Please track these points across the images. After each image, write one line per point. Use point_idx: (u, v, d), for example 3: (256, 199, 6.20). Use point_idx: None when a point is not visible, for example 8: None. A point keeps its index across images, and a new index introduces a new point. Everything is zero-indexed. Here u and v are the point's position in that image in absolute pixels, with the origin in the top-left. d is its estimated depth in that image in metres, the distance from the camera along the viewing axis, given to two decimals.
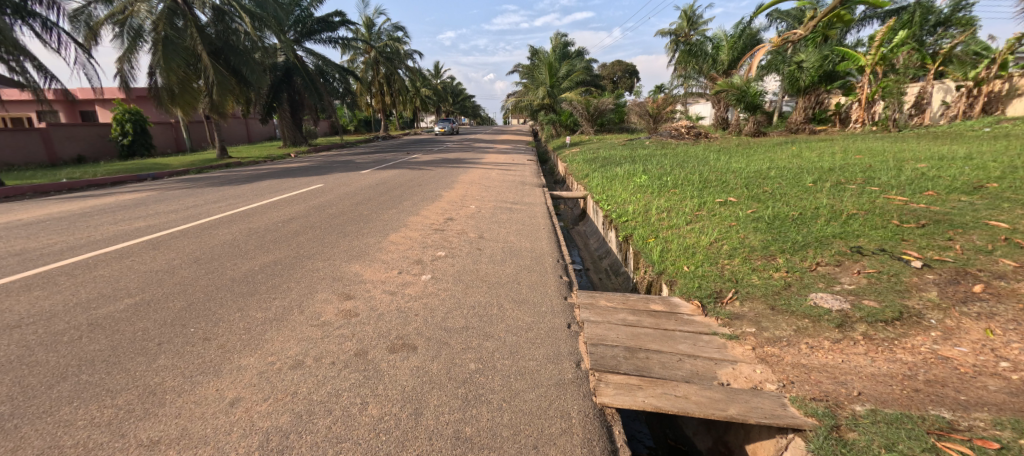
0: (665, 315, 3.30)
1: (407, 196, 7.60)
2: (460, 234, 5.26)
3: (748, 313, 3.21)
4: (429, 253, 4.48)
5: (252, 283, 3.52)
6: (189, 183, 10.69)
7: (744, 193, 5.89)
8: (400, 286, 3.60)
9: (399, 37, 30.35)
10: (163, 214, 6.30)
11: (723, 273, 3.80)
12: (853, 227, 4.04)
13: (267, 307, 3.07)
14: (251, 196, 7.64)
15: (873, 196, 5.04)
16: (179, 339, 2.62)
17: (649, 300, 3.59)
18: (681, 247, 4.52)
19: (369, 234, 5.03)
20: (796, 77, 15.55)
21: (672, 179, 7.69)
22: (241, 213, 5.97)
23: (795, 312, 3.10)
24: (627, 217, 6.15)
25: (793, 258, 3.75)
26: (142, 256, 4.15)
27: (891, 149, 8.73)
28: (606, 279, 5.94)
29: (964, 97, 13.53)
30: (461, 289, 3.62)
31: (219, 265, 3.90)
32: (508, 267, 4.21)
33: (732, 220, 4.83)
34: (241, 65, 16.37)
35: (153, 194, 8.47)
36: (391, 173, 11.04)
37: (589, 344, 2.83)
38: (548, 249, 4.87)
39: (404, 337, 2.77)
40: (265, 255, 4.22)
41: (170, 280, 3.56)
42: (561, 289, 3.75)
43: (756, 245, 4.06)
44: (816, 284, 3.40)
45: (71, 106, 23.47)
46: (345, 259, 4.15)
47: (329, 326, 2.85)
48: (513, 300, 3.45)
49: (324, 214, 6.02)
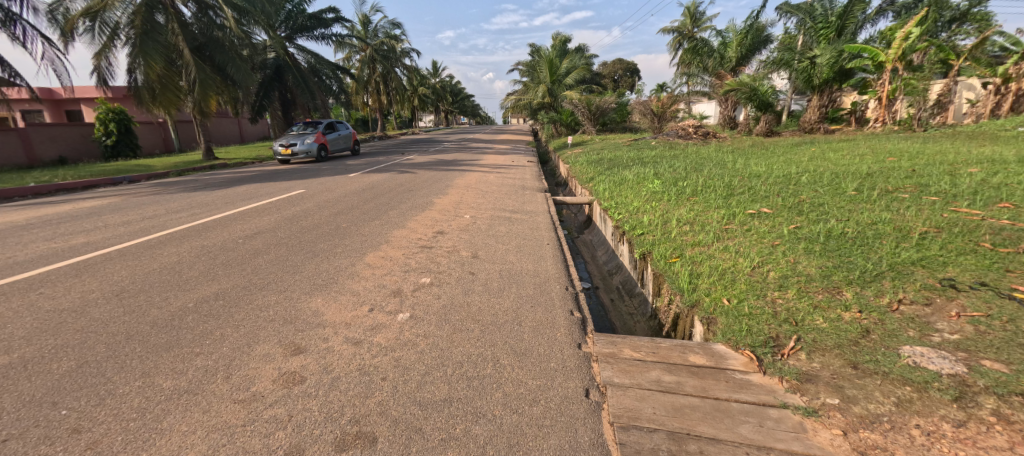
0: (712, 374, 2.52)
1: (395, 204, 6.82)
2: (451, 252, 4.49)
3: (823, 373, 2.45)
4: (412, 280, 3.71)
5: (182, 328, 2.75)
6: (162, 187, 9.88)
7: (779, 204, 5.11)
8: (369, 329, 2.83)
9: (396, 35, 29.58)
10: (112, 226, 5.50)
11: (777, 311, 3.04)
12: (935, 251, 3.26)
13: (183, 371, 2.29)
14: (220, 203, 6.81)
15: (938, 209, 4.26)
16: (39, 432, 1.86)
17: (686, 348, 2.82)
18: (714, 273, 3.76)
19: (344, 254, 4.27)
20: (809, 74, 14.69)
21: (690, 184, 6.88)
22: (200, 227, 5.18)
23: (888, 374, 2.35)
24: (644, 229, 5.36)
25: (865, 292, 2.99)
26: (55, 287, 3.38)
27: (928, 150, 8.00)
28: (619, 301, 5.11)
29: (992, 95, 12.79)
30: (446, 334, 2.83)
31: (145, 302, 3.11)
32: (506, 299, 3.43)
33: (774, 238, 4.07)
34: (228, 61, 15.52)
35: (115, 201, 7.65)
36: (381, 176, 10.24)
37: (617, 427, 2.07)
38: (554, 272, 4.09)
39: (360, 421, 2.00)
40: (207, 285, 3.42)
41: (71, 325, 2.77)
42: (575, 332, 2.97)
43: (812, 272, 3.32)
44: (906, 331, 2.64)
45: (55, 104, 22.54)
46: (306, 290, 3.38)
47: (259, 401, 2.09)
48: (515, 353, 2.66)
49: (294, 227, 5.21)
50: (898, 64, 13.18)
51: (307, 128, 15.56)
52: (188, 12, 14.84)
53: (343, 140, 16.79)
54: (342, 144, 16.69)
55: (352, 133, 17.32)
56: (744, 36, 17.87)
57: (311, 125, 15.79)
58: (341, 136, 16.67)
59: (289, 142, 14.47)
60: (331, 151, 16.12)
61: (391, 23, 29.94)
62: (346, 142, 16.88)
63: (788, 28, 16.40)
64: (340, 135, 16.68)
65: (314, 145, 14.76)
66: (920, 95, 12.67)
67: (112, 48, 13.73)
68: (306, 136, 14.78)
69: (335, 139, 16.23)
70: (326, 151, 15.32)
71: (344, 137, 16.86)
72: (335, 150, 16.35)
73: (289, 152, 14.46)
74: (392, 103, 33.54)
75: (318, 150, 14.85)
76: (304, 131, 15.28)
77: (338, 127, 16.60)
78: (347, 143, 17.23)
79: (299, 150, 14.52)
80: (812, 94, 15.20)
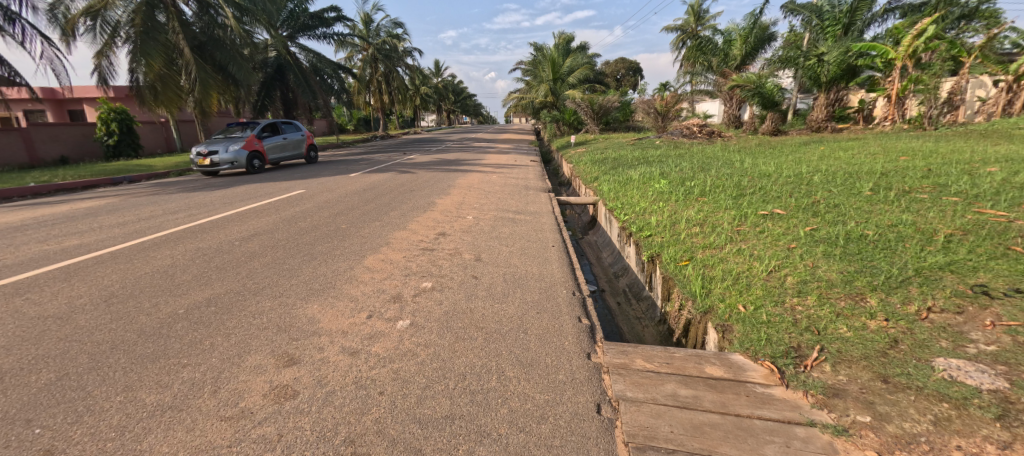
0: (731, 388, 2.36)
1: (396, 205, 6.69)
2: (453, 255, 4.35)
3: (850, 387, 2.29)
4: (412, 285, 3.56)
5: (170, 336, 2.61)
6: (162, 187, 9.77)
7: (793, 204, 4.95)
8: (367, 338, 2.68)
9: (399, 34, 29.46)
10: (106, 227, 5.36)
11: (798, 319, 2.89)
12: (963, 256, 3.10)
13: (168, 384, 2.15)
14: (218, 204, 6.68)
15: (960, 209, 4.11)
16: (9, 454, 1.73)
17: (702, 359, 2.66)
18: (728, 277, 3.61)
19: (343, 256, 4.14)
20: (817, 72, 14.38)
21: (698, 184, 6.71)
22: (197, 228, 5.05)
23: (922, 389, 2.19)
24: (652, 230, 5.20)
25: (891, 299, 2.84)
26: (42, 292, 3.24)
27: (940, 149, 7.83)
28: (626, 305, 4.94)
29: (1003, 93, 12.60)
30: (448, 343, 2.68)
31: (133, 309, 2.97)
32: (511, 305, 3.28)
33: (790, 240, 3.91)
34: (229, 60, 15.41)
35: (112, 202, 7.53)
36: (382, 176, 10.11)
37: (633, 448, 1.92)
38: (561, 276, 3.93)
39: (357, 441, 1.85)
40: (199, 290, 3.28)
41: (54, 334, 2.63)
42: (584, 341, 2.82)
43: (834, 277, 3.17)
44: (938, 342, 2.48)
45: (58, 104, 22.51)
46: (302, 295, 3.23)
47: (247, 418, 1.95)
48: (521, 364, 2.51)
49: (292, 229, 5.07)
50: (908, 62, 13.00)
51: (239, 129, 12.21)
52: (189, 11, 14.73)
53: (292, 146, 13.46)
54: (290, 152, 13.34)
55: (305, 138, 14.00)
56: (748, 33, 17.66)
57: (246, 126, 12.36)
58: (289, 141, 13.35)
59: (208, 149, 11.17)
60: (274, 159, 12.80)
61: (393, 22, 29.84)
62: (296, 148, 13.54)
63: (794, 26, 16.20)
64: (288, 140, 13.25)
65: (242, 153, 11.44)
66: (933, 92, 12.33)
67: (112, 47, 13.61)
68: (233, 142, 11.46)
69: (279, 144, 12.86)
70: (262, 159, 12.01)
71: (294, 142, 13.54)
72: (279, 158, 12.96)
73: (208, 162, 11.20)
74: (394, 103, 33.44)
75: (249, 159, 11.56)
76: (234, 135, 11.90)
77: (285, 130, 13.23)
78: (299, 149, 13.85)
79: (222, 160, 11.22)
80: (819, 92, 14.96)
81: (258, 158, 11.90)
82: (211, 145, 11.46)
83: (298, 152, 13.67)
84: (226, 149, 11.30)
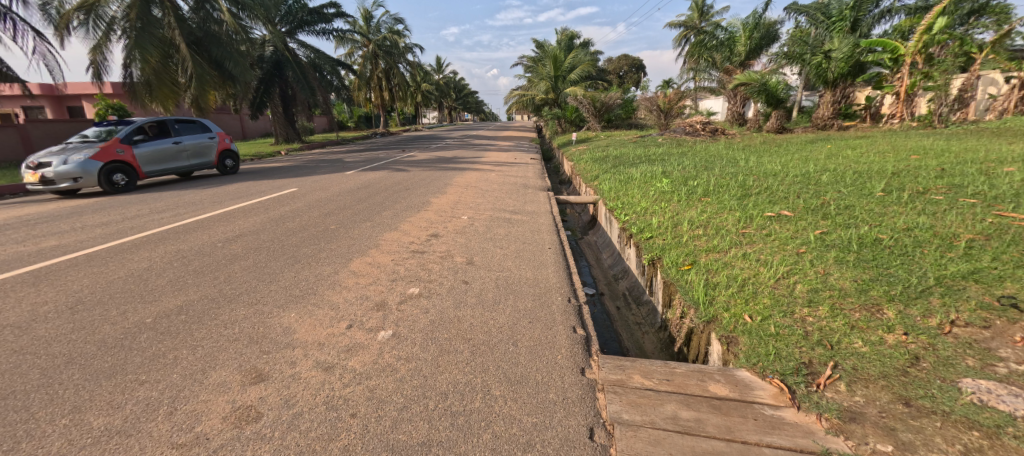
0: (737, 410, 2.17)
1: (390, 204, 6.50)
2: (444, 258, 4.16)
3: (870, 412, 2.09)
4: (399, 291, 3.37)
5: (132, 349, 2.41)
6: (155, 184, 9.65)
7: (801, 205, 4.73)
8: (344, 351, 2.49)
9: (399, 30, 29.23)
10: (88, 228, 5.17)
11: (809, 331, 2.69)
12: (990, 264, 2.91)
13: (121, 405, 1.97)
14: (206, 203, 6.50)
15: (978, 212, 3.90)
16: None
17: (705, 375, 2.46)
18: (733, 284, 3.41)
19: (329, 259, 3.96)
20: (823, 69, 14.20)
21: (701, 184, 6.49)
22: (182, 228, 4.88)
23: (949, 415, 2.00)
24: (653, 231, 4.99)
25: (910, 311, 2.65)
26: (4, 298, 3.07)
27: (953, 148, 7.60)
28: (625, 310, 4.74)
29: (1016, 90, 12.29)
30: (431, 357, 2.49)
31: (98, 317, 2.78)
32: (501, 314, 3.08)
33: (799, 244, 3.72)
34: (225, 56, 15.20)
35: (101, 200, 7.36)
36: (378, 174, 9.92)
37: None
38: (556, 282, 3.72)
39: None
40: (171, 297, 3.08)
41: (7, 347, 2.44)
42: (578, 354, 2.63)
43: (847, 286, 2.97)
44: (965, 360, 2.30)
45: (57, 101, 22.35)
46: (279, 302, 3.04)
47: (202, 446, 1.76)
48: (509, 382, 2.31)
49: (279, 230, 4.89)
50: (919, 58, 12.68)
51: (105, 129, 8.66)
52: (185, 6, 14.51)
53: (192, 154, 9.82)
54: (187, 162, 9.69)
55: (214, 143, 10.35)
56: (751, 30, 17.41)
57: (114, 126, 8.72)
58: (187, 146, 9.71)
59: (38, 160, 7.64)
60: (160, 171, 9.15)
61: (394, 18, 29.60)
62: (199, 155, 9.90)
63: (798, 22, 15.91)
64: (185, 144, 9.56)
65: (91, 164, 7.85)
66: (944, 89, 12.21)
67: (106, 42, 13.41)
68: (81, 149, 7.91)
69: (169, 151, 9.26)
70: (127, 173, 8.35)
71: (194, 148, 9.88)
72: (168, 170, 9.28)
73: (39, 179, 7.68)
74: (395, 100, 33.25)
75: (103, 173, 7.99)
76: (90, 138, 8.28)
77: (179, 130, 9.54)
78: (207, 156, 10.20)
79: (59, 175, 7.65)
80: (825, 89, 14.65)
81: (123, 170, 8.32)
82: (52, 153, 7.95)
83: (202, 161, 10.06)
84: (67, 159, 7.74)
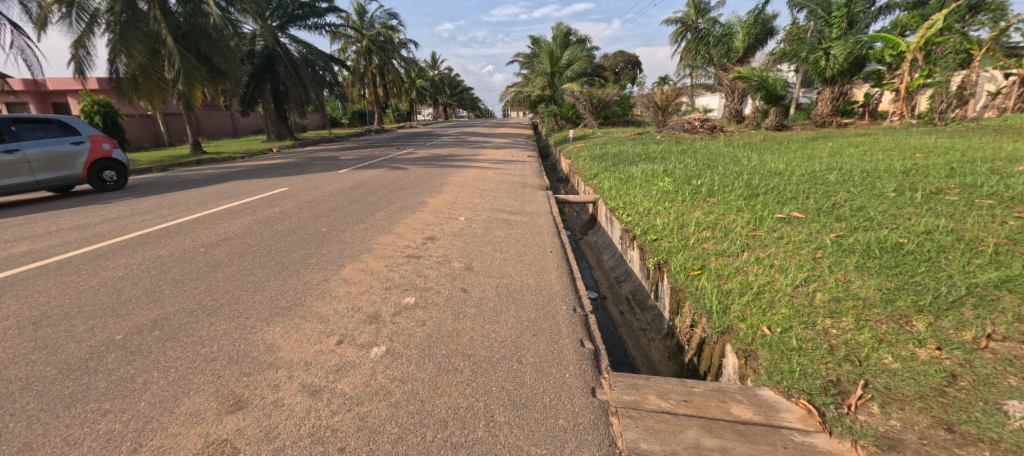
0: (764, 437, 1.98)
1: (384, 204, 6.27)
2: (441, 263, 3.95)
3: (911, 438, 1.91)
4: (393, 301, 3.15)
5: (96, 373, 2.19)
6: (142, 183, 9.36)
7: (811, 207, 4.56)
8: (333, 371, 2.27)
9: (393, 25, 28.81)
10: (64, 231, 4.90)
11: (834, 346, 2.51)
12: (1022, 272, 2.73)
13: (78, 443, 1.74)
14: (191, 203, 6.24)
15: (997, 214, 3.74)
16: None
17: (726, 395, 2.28)
18: (748, 291, 3.23)
19: (319, 265, 3.74)
20: (822, 66, 14.01)
21: (705, 183, 6.30)
22: (164, 232, 4.63)
23: (998, 444, 1.83)
24: (658, 233, 4.80)
25: (942, 324, 2.47)
26: None
27: (958, 146, 7.46)
28: (629, 315, 4.55)
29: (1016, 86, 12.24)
30: (428, 378, 2.28)
31: (62, 335, 2.54)
32: (503, 325, 2.88)
33: (814, 248, 3.54)
34: (213, 51, 14.81)
35: (82, 200, 7.08)
36: (372, 173, 9.68)
37: None
38: (560, 290, 3.51)
39: None
40: (145, 310, 2.85)
41: None
42: (587, 371, 2.44)
43: (871, 295, 2.79)
44: (1006, 379, 2.13)
45: (41, 96, 21.82)
46: (263, 315, 2.81)
47: None
48: (514, 405, 2.12)
49: (266, 233, 4.64)
50: (919, 55, 12.53)
51: None
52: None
53: (44, 167, 7.28)
54: (31, 178, 7.13)
55: (79, 151, 7.71)
56: (750, 26, 17.08)
57: None
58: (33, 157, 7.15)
59: None
60: None
61: (388, 13, 29.20)
62: (49, 169, 7.30)
63: (796, 18, 15.80)
64: (25, 155, 7.01)
65: None
66: (946, 86, 11.98)
67: (90, 36, 13.01)
68: None
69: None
70: None
71: (46, 159, 7.30)
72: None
73: None
74: (389, 96, 32.96)
75: None
76: None
77: (18, 136, 7.00)
78: (69, 169, 7.61)
79: None
80: (824, 86, 14.50)
81: None
82: None
83: (57, 175, 7.46)
84: None
